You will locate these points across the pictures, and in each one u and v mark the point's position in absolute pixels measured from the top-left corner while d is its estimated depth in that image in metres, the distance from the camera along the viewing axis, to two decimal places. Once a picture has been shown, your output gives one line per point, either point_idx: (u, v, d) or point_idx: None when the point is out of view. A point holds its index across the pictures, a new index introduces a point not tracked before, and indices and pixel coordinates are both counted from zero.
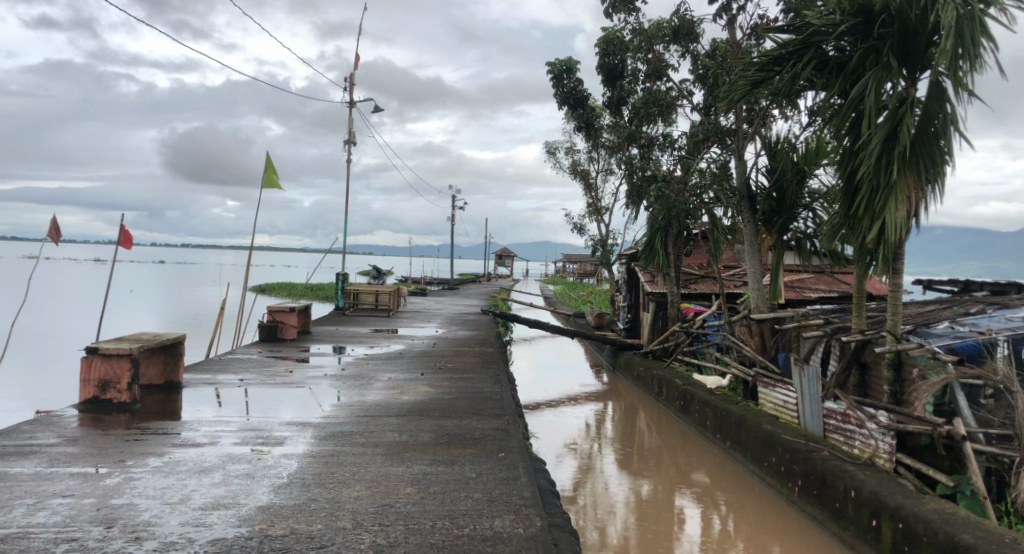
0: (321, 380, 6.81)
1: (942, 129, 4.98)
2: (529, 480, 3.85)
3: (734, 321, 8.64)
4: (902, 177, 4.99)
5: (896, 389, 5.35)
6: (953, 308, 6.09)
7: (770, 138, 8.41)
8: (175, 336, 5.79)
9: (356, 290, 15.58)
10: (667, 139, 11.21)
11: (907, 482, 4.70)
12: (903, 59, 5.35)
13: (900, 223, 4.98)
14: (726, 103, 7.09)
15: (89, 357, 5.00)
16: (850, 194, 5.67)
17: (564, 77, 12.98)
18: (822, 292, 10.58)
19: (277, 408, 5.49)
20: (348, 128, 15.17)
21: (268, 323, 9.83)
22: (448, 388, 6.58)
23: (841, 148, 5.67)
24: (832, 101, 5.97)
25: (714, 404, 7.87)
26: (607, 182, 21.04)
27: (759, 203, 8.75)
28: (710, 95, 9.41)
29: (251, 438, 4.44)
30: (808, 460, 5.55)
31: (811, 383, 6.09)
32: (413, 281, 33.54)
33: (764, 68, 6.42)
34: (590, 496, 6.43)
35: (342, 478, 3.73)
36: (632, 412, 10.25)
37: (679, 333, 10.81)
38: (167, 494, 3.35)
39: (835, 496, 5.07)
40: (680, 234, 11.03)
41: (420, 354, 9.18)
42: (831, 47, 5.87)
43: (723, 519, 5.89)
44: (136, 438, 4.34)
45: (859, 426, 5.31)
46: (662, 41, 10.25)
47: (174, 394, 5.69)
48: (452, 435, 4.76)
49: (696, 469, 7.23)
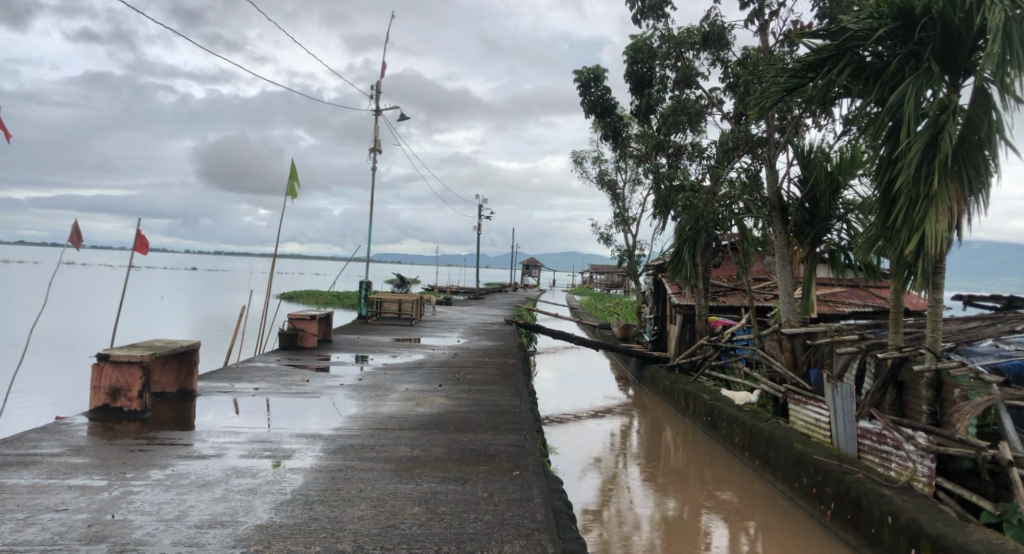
0: (337, 390, 6.71)
1: (987, 138, 4.69)
2: (543, 502, 3.65)
3: (764, 335, 8.32)
4: (943, 188, 4.68)
5: (935, 410, 5.00)
6: (1000, 325, 5.71)
7: (803, 147, 8.12)
8: (189, 343, 5.75)
9: (380, 299, 15.57)
10: (696, 147, 10.96)
11: (948, 509, 4.36)
12: (945, 63, 5.07)
13: (941, 235, 4.66)
14: (757, 111, 6.83)
15: (100, 364, 4.98)
16: (887, 204, 5.37)
17: (591, 86, 12.85)
18: (857, 305, 10.16)
19: (290, 417, 5.40)
20: (374, 137, 15.25)
21: (288, 331, 9.82)
22: (466, 401, 6.42)
23: (877, 157, 5.38)
24: (868, 109, 5.69)
25: (743, 421, 7.55)
26: (634, 192, 20.75)
27: (791, 213, 8.45)
28: (741, 103, 9.13)
29: (258, 451, 4.34)
30: (841, 481, 5.24)
31: (844, 401, 5.78)
32: (438, 290, 33.61)
33: (797, 75, 6.17)
34: (614, 512, 6.21)
35: (347, 495, 3.60)
36: (658, 427, 9.94)
37: (707, 346, 10.48)
38: (165, 509, 3.29)
39: (870, 521, 4.75)
40: (708, 245, 10.73)
41: (441, 364, 9.06)
42: (867, 53, 5.60)
43: (751, 540, 5.62)
44: (142, 448, 4.28)
45: (895, 447, 4.99)
46: (692, 49, 10.04)
47: (187, 402, 5.67)
48: (466, 451, 4.59)
49: (724, 488, 6.93)
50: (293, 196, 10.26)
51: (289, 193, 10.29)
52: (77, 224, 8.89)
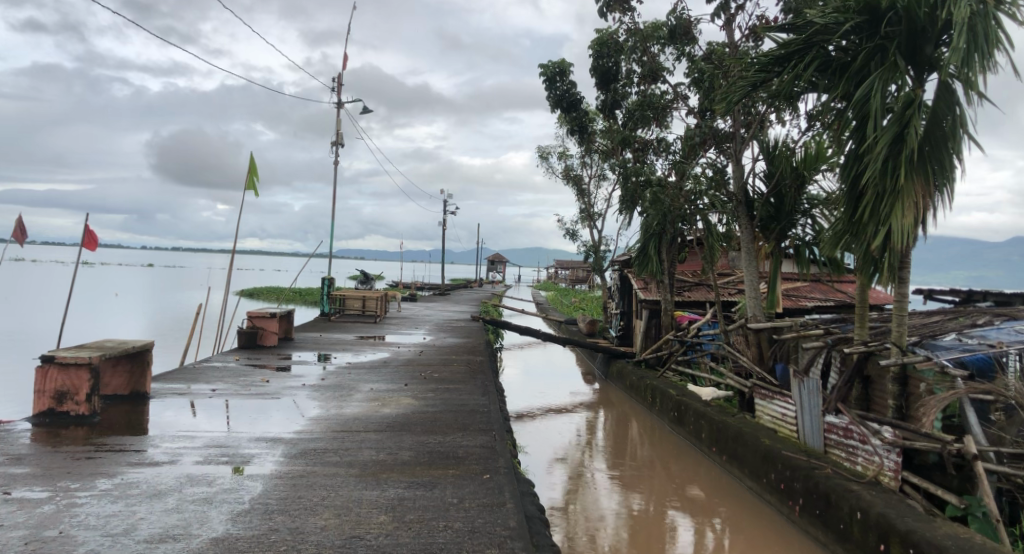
0: (299, 391, 6.45)
1: (951, 132, 4.75)
2: (515, 507, 3.53)
3: (731, 330, 8.41)
4: (909, 182, 4.74)
5: (901, 404, 5.09)
6: (962, 319, 5.83)
7: (768, 142, 8.17)
8: (142, 343, 5.43)
9: (343, 296, 15.20)
10: (662, 143, 10.99)
11: (915, 503, 4.43)
12: (910, 58, 5.13)
13: (907, 230, 4.73)
14: (725, 106, 6.83)
15: (45, 366, 4.63)
16: (854, 199, 5.41)
17: (557, 80, 12.77)
18: (819, 300, 10.34)
19: (251, 420, 5.16)
20: (336, 130, 14.89)
21: (248, 330, 9.46)
22: (433, 401, 6.24)
23: (844, 153, 5.43)
24: (833, 104, 5.73)
25: (710, 416, 7.59)
26: (600, 188, 20.78)
27: (757, 208, 8.53)
28: (706, 98, 9.17)
29: (215, 456, 4.09)
30: (810, 477, 5.27)
31: (810, 396, 5.92)
32: (402, 285, 33.18)
33: (763, 69, 6.18)
34: (580, 507, 6.16)
35: (308, 504, 3.41)
36: (624, 422, 9.95)
37: (673, 341, 10.53)
38: (111, 523, 3.04)
39: (839, 517, 4.79)
40: (674, 240, 10.77)
41: (406, 363, 8.84)
42: (833, 47, 5.63)
43: (717, 535, 5.64)
44: (89, 456, 3.99)
45: (862, 442, 5.08)
46: (658, 43, 10.03)
47: (140, 405, 5.35)
48: (435, 454, 4.44)
49: (690, 483, 6.95)
50: (251, 190, 9.90)
51: (248, 186, 9.93)
52: (19, 218, 8.39)
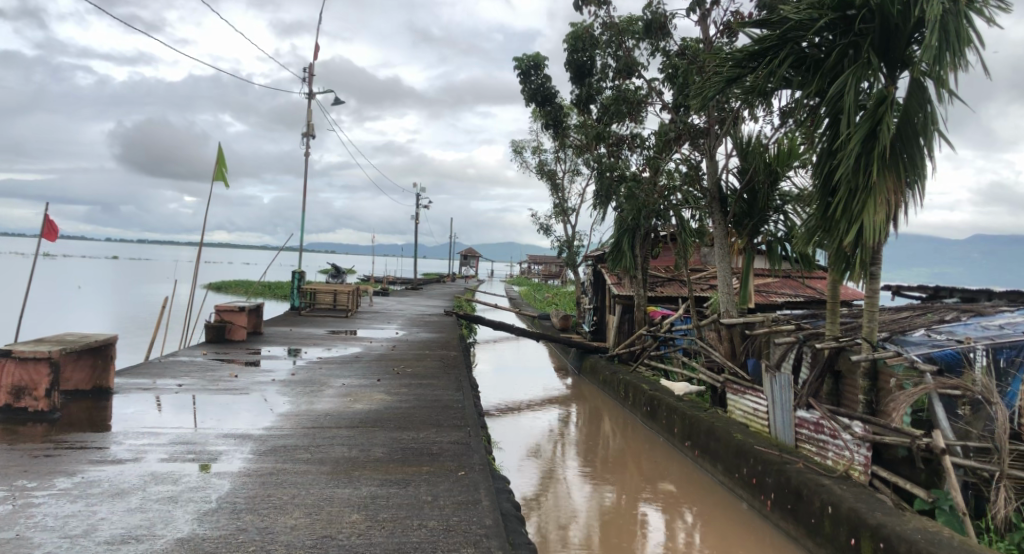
0: (268, 386, 6.28)
1: (922, 129, 4.83)
2: (491, 505, 3.47)
3: (704, 326, 8.48)
4: (881, 179, 4.81)
5: (871, 399, 5.20)
6: (928, 315, 5.95)
7: (742, 138, 8.24)
8: (106, 336, 5.19)
9: (313, 289, 14.93)
10: (637, 138, 11.01)
11: (885, 498, 4.52)
12: (883, 55, 5.21)
13: (879, 227, 4.81)
14: (700, 101, 6.84)
15: (1, 360, 4.38)
16: (826, 195, 5.47)
17: (531, 74, 12.70)
18: (788, 296, 10.51)
19: (219, 416, 4.99)
20: (306, 120, 14.59)
21: (215, 324, 9.19)
22: (406, 396, 6.14)
23: (818, 150, 5.49)
24: (807, 101, 5.78)
25: (682, 411, 7.64)
26: (573, 183, 20.81)
27: (730, 204, 8.60)
28: (681, 94, 9.22)
29: (181, 454, 3.92)
30: (782, 472, 5.32)
31: (782, 391, 5.98)
32: (374, 279, 32.82)
33: (738, 65, 6.20)
34: (552, 502, 6.14)
35: (278, 502, 3.29)
36: (596, 417, 9.98)
37: (646, 337, 10.58)
38: (70, 524, 2.85)
39: (810, 511, 4.85)
40: (648, 236, 10.81)
41: (379, 358, 8.70)
42: (808, 44, 5.67)
43: (689, 529, 5.68)
44: (47, 454, 3.77)
45: (832, 436, 5.16)
46: (633, 38, 10.03)
47: (103, 401, 5.12)
48: (408, 451, 4.35)
49: (663, 477, 6.99)
50: (219, 180, 9.63)
51: (215, 176, 9.64)
52: None
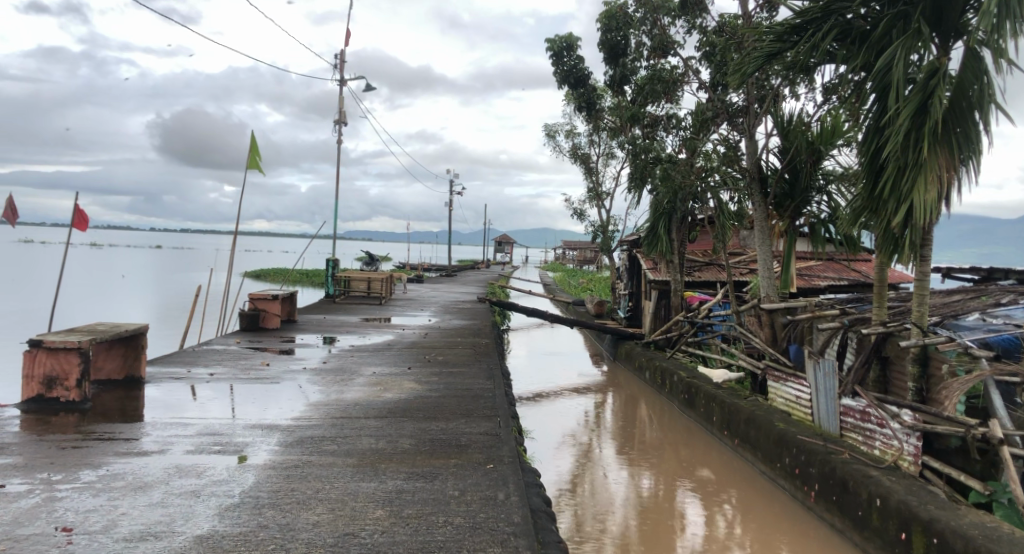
0: (299, 375, 6.27)
1: (978, 102, 4.44)
2: (520, 501, 3.34)
3: (742, 311, 8.15)
4: (932, 155, 4.44)
5: (922, 387, 4.86)
6: (985, 298, 5.55)
7: (783, 117, 7.82)
8: (135, 326, 5.21)
9: (347, 277, 15.00)
10: (673, 118, 10.63)
11: (937, 490, 4.22)
12: (935, 24, 4.81)
13: (930, 206, 4.45)
14: (737, 78, 6.48)
15: (33, 350, 4.42)
16: (873, 173, 5.10)
17: (564, 55, 12.39)
18: (832, 279, 10.07)
19: (249, 405, 4.97)
20: (338, 109, 14.58)
21: (249, 313, 9.28)
22: (437, 385, 6.06)
23: (864, 126, 5.11)
24: (852, 76, 5.40)
25: (721, 399, 7.36)
26: (608, 166, 20.40)
27: (770, 185, 8.20)
28: (718, 72, 8.82)
29: (206, 445, 3.89)
30: (826, 462, 5.04)
31: (826, 378, 5.65)
32: (409, 267, 32.92)
33: (779, 39, 5.79)
34: (587, 490, 6.00)
35: (301, 497, 3.21)
36: (632, 404, 9.78)
37: (683, 322, 10.29)
38: (91, 520, 2.82)
39: (857, 504, 4.57)
40: (684, 219, 10.46)
41: (411, 346, 8.65)
42: (854, 15, 5.28)
43: (728, 519, 5.47)
44: (75, 445, 3.78)
45: (880, 425, 4.86)
46: (669, 14, 9.59)
47: (134, 390, 5.17)
48: (436, 442, 4.24)
49: (701, 466, 6.77)
50: (253, 171, 9.68)
51: (249, 167, 9.69)
52: (13, 199, 8.19)
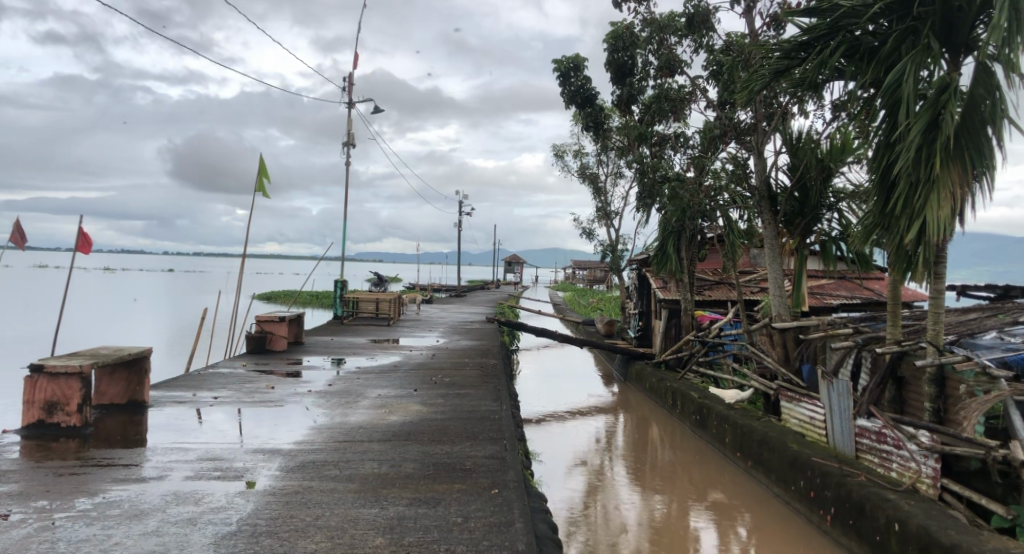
0: (304, 398, 6.20)
1: (990, 116, 4.36)
2: (525, 527, 3.23)
3: (754, 330, 8.00)
4: (945, 171, 4.35)
5: (939, 407, 4.72)
6: (1002, 316, 5.41)
7: (791, 134, 7.77)
8: (138, 350, 5.19)
9: (356, 298, 14.97)
10: (680, 137, 10.63)
11: (958, 514, 4.06)
12: (944, 40, 4.76)
13: (943, 223, 4.34)
14: (744, 95, 6.44)
15: (34, 376, 4.40)
16: (885, 189, 5.02)
17: (571, 75, 12.44)
18: (844, 297, 9.92)
19: (252, 429, 4.91)
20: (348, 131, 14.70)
21: (256, 334, 9.24)
22: (443, 407, 5.96)
23: (874, 142, 5.04)
24: (862, 93, 5.35)
25: (733, 420, 7.20)
26: (616, 186, 20.38)
27: (780, 203, 8.11)
28: (726, 90, 8.80)
29: (206, 471, 3.82)
30: (842, 485, 4.88)
31: (840, 398, 5.51)
32: (419, 287, 32.91)
33: (787, 56, 5.76)
34: (598, 514, 5.82)
35: (299, 525, 3.13)
36: (643, 425, 9.59)
37: (693, 342, 10.14)
38: (83, 550, 2.75)
39: (875, 528, 4.40)
40: (693, 238, 10.38)
41: (418, 367, 8.57)
42: (862, 31, 5.24)
43: (744, 544, 5.27)
44: (74, 472, 3.73)
45: (897, 446, 4.72)
46: (676, 34, 9.61)
47: (137, 414, 5.13)
48: (440, 466, 4.15)
49: (714, 489, 6.57)
50: (261, 192, 9.73)
51: (258, 188, 9.74)
52: (23, 225, 8.24)
